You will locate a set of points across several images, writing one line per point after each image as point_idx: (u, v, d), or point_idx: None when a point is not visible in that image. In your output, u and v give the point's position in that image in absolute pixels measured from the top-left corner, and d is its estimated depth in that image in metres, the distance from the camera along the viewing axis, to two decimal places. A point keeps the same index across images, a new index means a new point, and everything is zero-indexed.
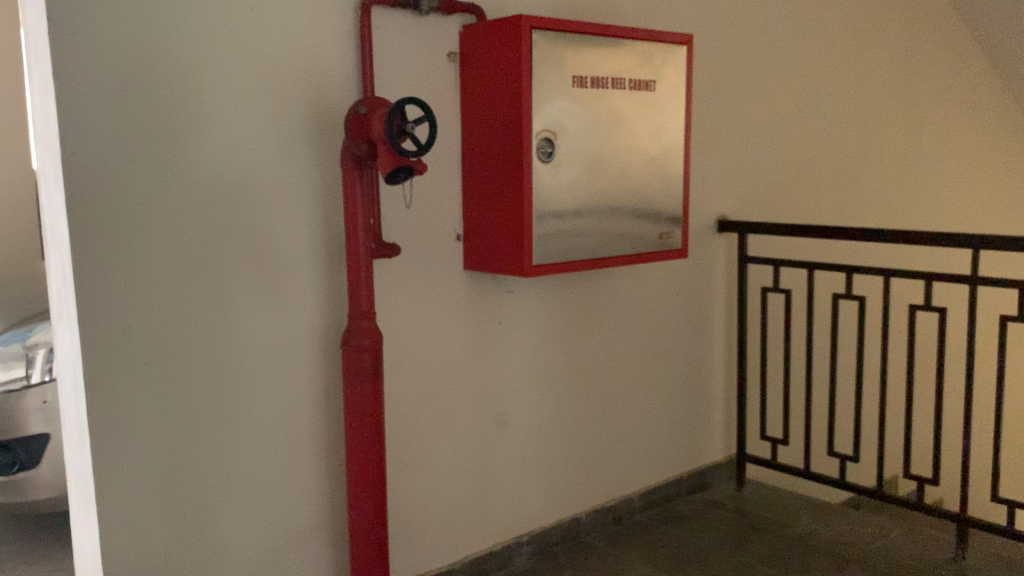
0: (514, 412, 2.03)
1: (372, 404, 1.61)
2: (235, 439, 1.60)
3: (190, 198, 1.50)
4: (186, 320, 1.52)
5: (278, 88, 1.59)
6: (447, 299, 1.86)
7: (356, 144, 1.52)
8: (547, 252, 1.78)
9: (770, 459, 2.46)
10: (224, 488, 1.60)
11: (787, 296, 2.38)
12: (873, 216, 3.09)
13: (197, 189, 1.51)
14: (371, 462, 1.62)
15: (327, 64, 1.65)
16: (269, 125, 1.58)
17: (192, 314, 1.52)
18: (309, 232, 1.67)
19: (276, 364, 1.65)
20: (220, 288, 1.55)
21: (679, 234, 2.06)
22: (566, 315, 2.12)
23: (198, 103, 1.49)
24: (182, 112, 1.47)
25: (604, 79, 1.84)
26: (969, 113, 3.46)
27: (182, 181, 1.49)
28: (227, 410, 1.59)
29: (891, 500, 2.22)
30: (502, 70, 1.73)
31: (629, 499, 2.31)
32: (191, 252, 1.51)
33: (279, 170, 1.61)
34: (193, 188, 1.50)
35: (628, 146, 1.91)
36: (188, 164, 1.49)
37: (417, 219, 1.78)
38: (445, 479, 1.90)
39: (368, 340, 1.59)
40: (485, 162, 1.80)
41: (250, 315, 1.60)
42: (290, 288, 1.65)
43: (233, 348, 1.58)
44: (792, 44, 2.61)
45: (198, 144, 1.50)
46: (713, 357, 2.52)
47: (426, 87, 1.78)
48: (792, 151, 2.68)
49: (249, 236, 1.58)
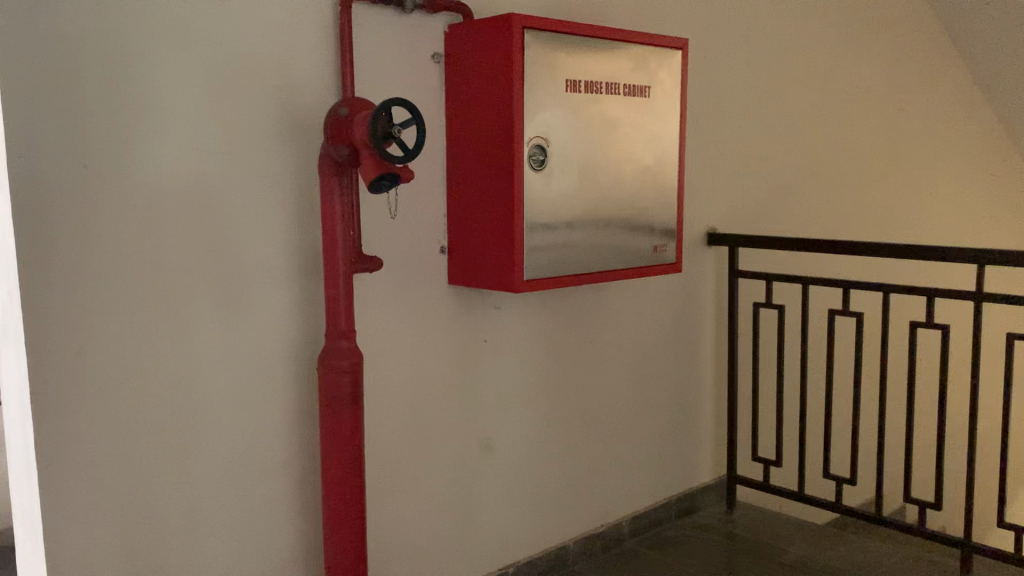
0: (500, 435, 1.91)
1: (352, 431, 1.48)
2: (201, 469, 1.47)
3: (151, 204, 1.37)
4: (146, 339, 1.38)
5: (249, 86, 1.46)
6: (431, 316, 1.74)
7: (336, 148, 1.40)
8: (538, 266, 1.68)
9: (762, 482, 2.37)
10: (189, 523, 1.46)
11: (781, 312, 2.29)
12: (859, 230, 3.03)
13: (160, 194, 1.38)
14: (350, 493, 1.49)
15: (303, 62, 1.53)
16: (239, 127, 1.46)
17: (154, 331, 1.39)
18: (283, 244, 1.54)
19: (247, 388, 1.52)
20: (185, 303, 1.42)
21: (674, 247, 1.96)
22: (553, 333, 2.01)
23: (159, 101, 1.36)
24: (141, 112, 1.34)
25: (598, 84, 1.74)
26: (953, 125, 3.42)
27: (143, 185, 1.35)
28: (193, 437, 1.45)
29: (891, 524, 2.13)
30: (491, 75, 1.62)
31: (617, 525, 2.21)
32: (152, 265, 1.38)
33: (250, 175, 1.48)
34: (155, 193, 1.37)
35: (622, 154, 1.81)
36: (150, 167, 1.36)
37: (400, 231, 1.66)
38: (429, 507, 1.78)
39: (347, 361, 1.47)
40: (472, 169, 1.69)
41: (217, 335, 1.47)
42: (261, 302, 1.52)
43: (198, 367, 1.45)
44: (780, 51, 2.53)
45: (159, 146, 1.37)
46: (702, 376, 2.43)
47: (409, 89, 1.66)
48: (781, 163, 2.60)
49: (217, 246, 1.45)
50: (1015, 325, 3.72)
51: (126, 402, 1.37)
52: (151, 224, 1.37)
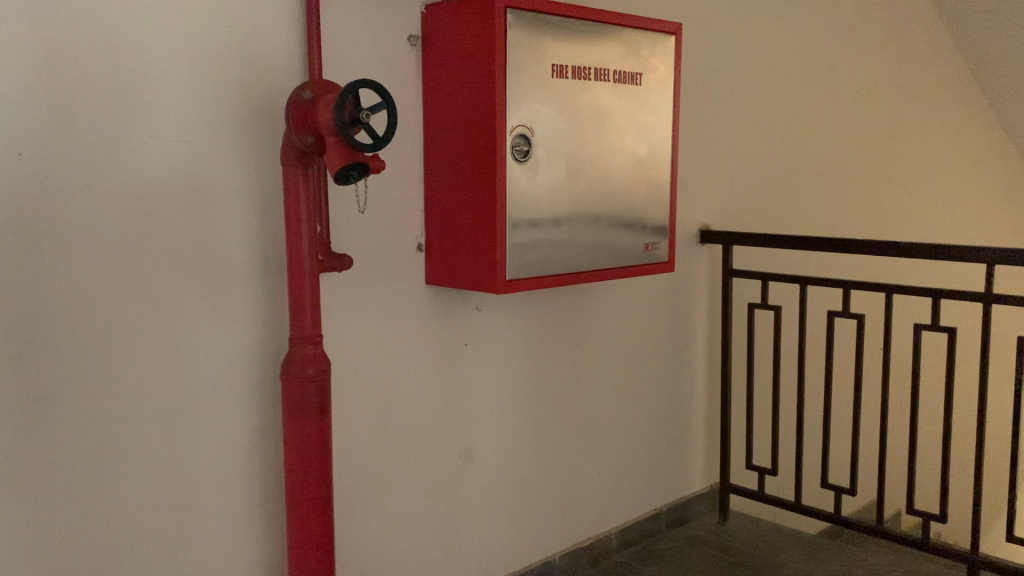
0: (481, 445, 1.79)
1: (319, 445, 1.36)
2: (154, 483, 1.34)
3: (94, 199, 1.24)
4: (87, 345, 1.25)
5: (205, 68, 1.34)
6: (406, 318, 1.62)
7: (299, 136, 1.28)
8: (522, 265, 1.56)
9: (756, 491, 2.26)
10: (140, 542, 1.33)
11: (777, 313, 2.18)
12: (856, 227, 2.92)
13: (102, 186, 1.25)
14: (318, 512, 1.38)
15: (265, 43, 1.41)
16: (194, 113, 1.33)
17: (94, 337, 1.26)
18: (244, 240, 1.41)
19: (205, 395, 1.39)
20: (134, 303, 1.30)
21: (666, 245, 1.85)
22: (538, 336, 1.89)
23: (100, 85, 1.23)
24: (78, 98, 1.21)
25: (586, 70, 1.62)
26: (951, 120, 3.32)
27: (82, 179, 1.23)
28: (143, 453, 1.33)
29: (893, 538, 2.03)
30: (471, 59, 1.50)
31: (606, 538, 2.10)
32: (95, 266, 1.25)
33: (208, 164, 1.36)
34: (95, 187, 1.24)
35: (613, 145, 1.69)
36: (89, 157, 1.23)
37: (372, 226, 1.54)
38: (404, 522, 1.66)
39: (313, 368, 1.35)
40: (450, 160, 1.57)
41: (172, 337, 1.34)
42: (220, 304, 1.40)
43: (148, 375, 1.32)
44: (776, 40, 2.43)
45: (100, 134, 1.24)
46: (695, 380, 2.32)
47: (383, 73, 1.54)
48: (776, 156, 2.49)
49: (169, 244, 1.33)
50: (1013, 327, 3.63)
51: (64, 416, 1.24)
52: (93, 220, 1.24)
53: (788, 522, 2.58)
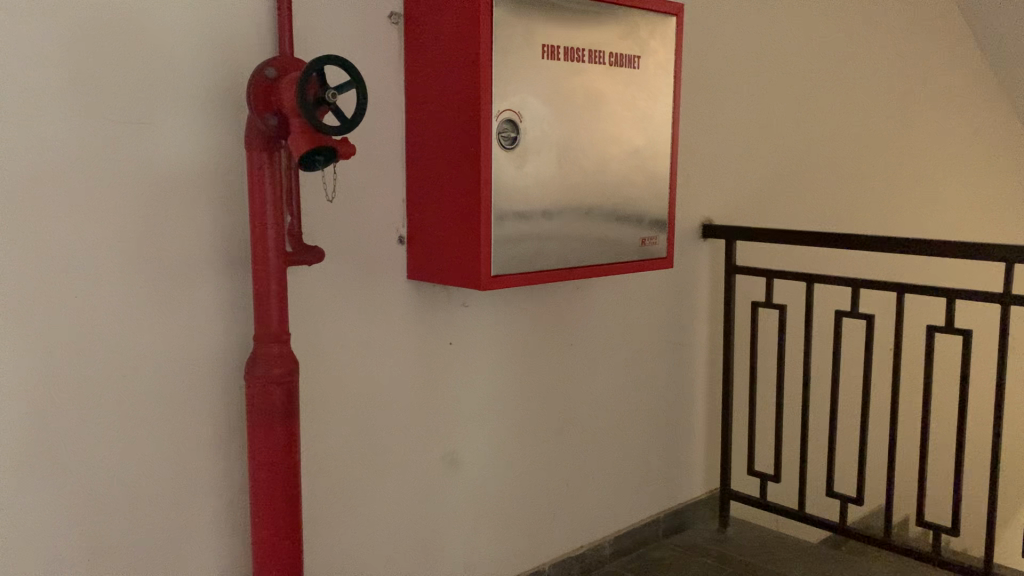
0: (467, 449, 1.70)
1: (284, 451, 1.27)
2: (109, 491, 1.25)
3: (16, 180, 1.12)
4: (16, 344, 1.14)
5: (168, 45, 1.24)
6: (385, 315, 1.52)
7: (262, 118, 1.19)
8: (508, 259, 1.46)
9: (758, 498, 2.16)
10: (92, 555, 1.24)
11: (782, 311, 2.08)
12: (866, 222, 2.81)
13: (34, 167, 1.13)
14: (285, 522, 1.28)
15: (233, 19, 1.30)
16: (156, 93, 1.24)
17: (23, 336, 1.15)
18: (209, 231, 1.32)
19: (166, 397, 1.29)
20: (88, 298, 1.20)
21: (665, 240, 1.74)
22: (529, 334, 1.79)
23: (34, 59, 1.12)
24: (4, 71, 1.10)
25: (579, 51, 1.52)
26: (966, 113, 3.20)
27: (2, 154, 1.11)
28: (98, 459, 1.23)
29: (901, 551, 1.93)
30: (454, 40, 1.40)
31: (599, 547, 2.00)
32: (23, 257, 1.13)
33: (171, 148, 1.26)
34: (21, 166, 1.12)
35: (607, 133, 1.59)
36: (16, 133, 1.11)
37: (347, 217, 1.44)
38: (382, 531, 1.57)
39: (280, 369, 1.25)
40: (432, 147, 1.47)
41: (131, 334, 1.25)
42: (183, 298, 1.30)
43: (103, 375, 1.23)
44: (784, 26, 2.31)
45: (27, 109, 1.12)
46: (696, 382, 2.22)
47: (361, 54, 1.44)
48: (783, 147, 2.38)
49: (126, 235, 1.23)
50: None
51: None
52: (19, 204, 1.12)
53: (789, 530, 2.49)
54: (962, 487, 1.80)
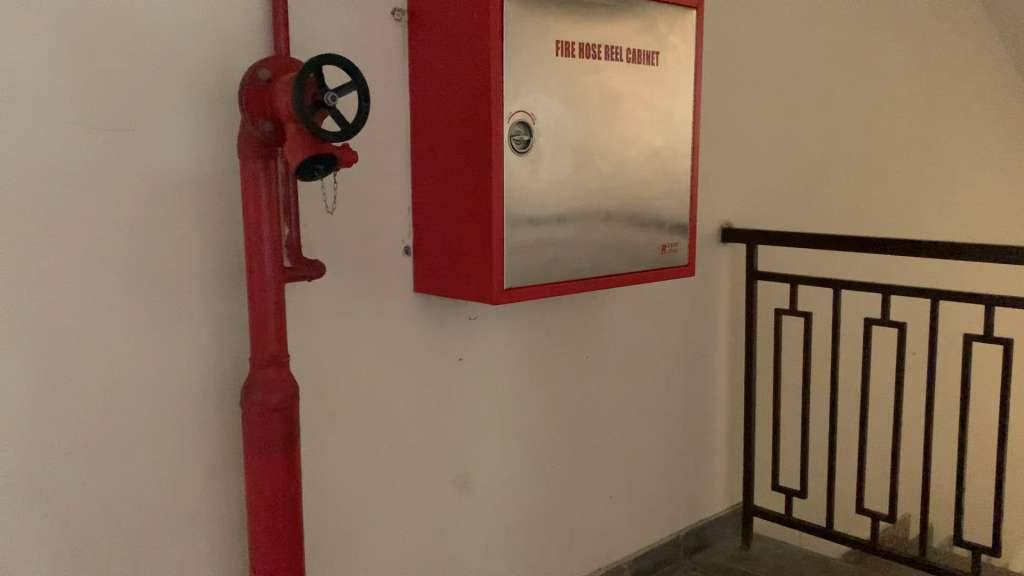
0: (478, 470, 1.61)
1: (284, 482, 1.18)
2: (97, 526, 1.15)
3: None
4: None
5: (155, 44, 1.14)
6: (391, 331, 1.43)
7: (256, 124, 1.10)
8: (521, 271, 1.36)
9: (783, 514, 2.07)
10: None
11: (807, 318, 1.98)
12: (889, 223, 2.70)
13: (8, 178, 1.04)
14: (286, 558, 1.19)
15: (225, 16, 1.21)
16: (143, 96, 1.14)
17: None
18: (201, 244, 1.22)
19: (158, 423, 1.20)
20: (73, 319, 1.11)
21: (686, 246, 1.65)
22: (542, 347, 1.70)
23: (8, 61, 1.03)
24: None
25: (595, 48, 1.42)
26: (989, 109, 3.09)
27: None
28: (84, 492, 1.14)
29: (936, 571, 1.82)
30: (461, 37, 1.31)
31: (617, 569, 1.91)
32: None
33: (160, 155, 1.16)
34: None
35: (624, 135, 1.49)
36: None
37: (349, 227, 1.35)
38: (390, 560, 1.48)
39: (278, 396, 1.16)
40: (440, 153, 1.37)
41: (119, 356, 1.15)
42: (175, 317, 1.20)
43: (89, 402, 1.13)
44: (804, 19, 2.21)
45: (1, 114, 1.02)
46: (716, 393, 2.12)
47: (363, 52, 1.35)
48: (803, 145, 2.28)
49: (113, 250, 1.13)
50: None
51: None
52: None
53: (812, 545, 2.39)
54: (1002, 505, 1.70)
